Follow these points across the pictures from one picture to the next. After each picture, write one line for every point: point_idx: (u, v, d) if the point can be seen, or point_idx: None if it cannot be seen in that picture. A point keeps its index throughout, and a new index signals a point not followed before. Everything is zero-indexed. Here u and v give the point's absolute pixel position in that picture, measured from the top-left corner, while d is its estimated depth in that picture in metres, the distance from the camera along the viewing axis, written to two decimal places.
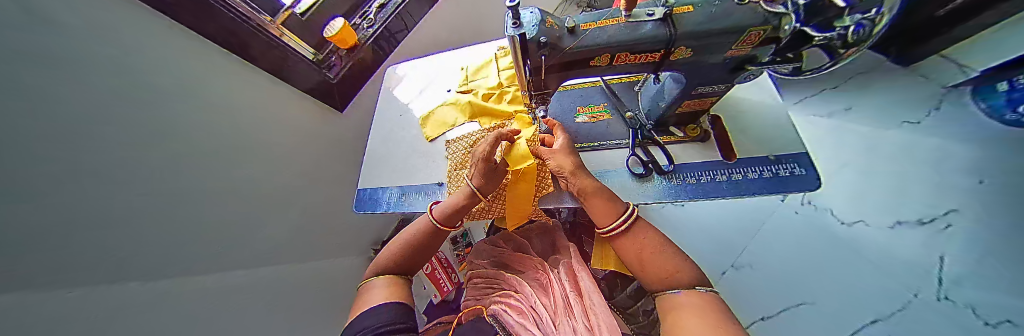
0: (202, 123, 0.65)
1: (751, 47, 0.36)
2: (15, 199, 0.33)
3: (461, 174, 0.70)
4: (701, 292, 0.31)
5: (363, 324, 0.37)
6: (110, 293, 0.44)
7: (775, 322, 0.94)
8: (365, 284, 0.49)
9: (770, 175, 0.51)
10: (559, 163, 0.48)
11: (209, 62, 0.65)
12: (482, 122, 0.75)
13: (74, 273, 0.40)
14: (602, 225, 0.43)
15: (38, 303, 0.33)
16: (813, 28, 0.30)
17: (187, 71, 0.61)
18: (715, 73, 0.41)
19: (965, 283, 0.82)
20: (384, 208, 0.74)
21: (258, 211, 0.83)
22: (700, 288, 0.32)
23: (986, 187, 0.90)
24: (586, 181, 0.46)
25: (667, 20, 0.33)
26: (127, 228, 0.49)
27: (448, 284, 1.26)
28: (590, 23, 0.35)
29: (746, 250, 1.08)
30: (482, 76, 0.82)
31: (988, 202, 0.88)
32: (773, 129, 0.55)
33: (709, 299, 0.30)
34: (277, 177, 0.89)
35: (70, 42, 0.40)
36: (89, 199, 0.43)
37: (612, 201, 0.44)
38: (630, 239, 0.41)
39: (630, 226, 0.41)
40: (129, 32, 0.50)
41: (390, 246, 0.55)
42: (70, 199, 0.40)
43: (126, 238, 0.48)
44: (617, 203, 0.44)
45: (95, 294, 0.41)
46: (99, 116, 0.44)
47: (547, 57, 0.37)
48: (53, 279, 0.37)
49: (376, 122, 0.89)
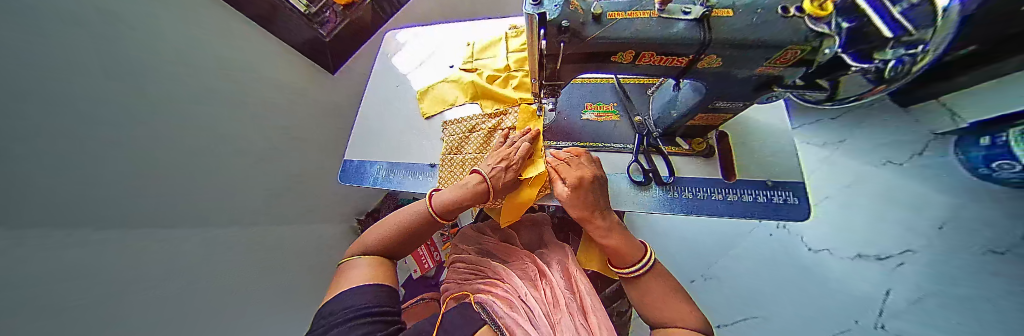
0: (211, 85, 0.63)
1: (783, 67, 0.33)
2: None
3: (453, 158, 0.66)
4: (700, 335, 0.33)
5: (341, 304, 0.36)
6: (87, 242, 0.42)
7: (729, 329, 1.02)
8: (345, 262, 0.48)
9: (764, 200, 0.51)
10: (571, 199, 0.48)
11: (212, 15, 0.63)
12: (482, 105, 0.72)
13: (50, 219, 0.38)
14: (618, 264, 0.43)
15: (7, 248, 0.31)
16: (850, 55, 0.29)
17: (182, 25, 0.57)
18: (738, 89, 0.39)
19: (902, 315, 0.90)
20: (370, 182, 0.71)
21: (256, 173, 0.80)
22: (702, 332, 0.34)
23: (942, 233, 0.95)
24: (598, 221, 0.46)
25: (703, 22, 0.30)
26: (113, 178, 0.46)
27: (430, 263, 1.27)
28: (619, 12, 0.31)
29: (718, 262, 1.13)
30: (489, 55, 0.77)
31: (940, 245, 0.94)
32: (777, 154, 0.55)
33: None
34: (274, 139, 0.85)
35: None
36: (76, 142, 0.40)
37: (631, 245, 0.44)
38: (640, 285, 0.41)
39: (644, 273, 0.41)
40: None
41: (379, 226, 0.52)
42: (58, 141, 0.38)
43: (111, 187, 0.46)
44: (635, 247, 0.44)
45: (67, 243, 0.39)
46: (81, 55, 0.40)
47: (565, 45, 0.33)
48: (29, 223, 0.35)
49: (371, 90, 0.83)
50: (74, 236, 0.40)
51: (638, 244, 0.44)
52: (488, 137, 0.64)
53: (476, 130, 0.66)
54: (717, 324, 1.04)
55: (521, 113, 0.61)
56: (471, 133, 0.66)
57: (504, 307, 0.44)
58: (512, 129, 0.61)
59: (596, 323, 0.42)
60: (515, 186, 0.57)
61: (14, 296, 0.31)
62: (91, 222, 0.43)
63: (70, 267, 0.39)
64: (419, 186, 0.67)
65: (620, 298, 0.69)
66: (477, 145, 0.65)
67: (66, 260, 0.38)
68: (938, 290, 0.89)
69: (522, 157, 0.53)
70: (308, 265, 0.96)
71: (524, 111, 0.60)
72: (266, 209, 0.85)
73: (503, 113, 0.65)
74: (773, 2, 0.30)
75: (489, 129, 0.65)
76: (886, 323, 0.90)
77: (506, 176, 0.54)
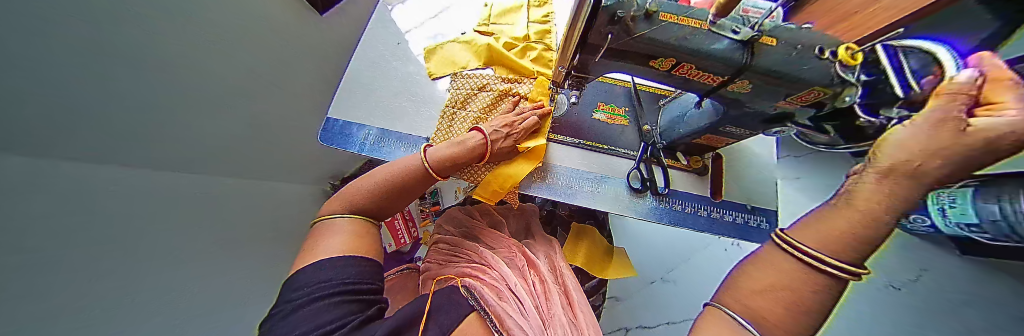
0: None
1: (800, 105, 0.35)
2: None
3: (456, 113, 0.64)
4: None
5: (309, 276, 0.34)
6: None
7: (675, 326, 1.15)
8: (322, 220, 0.44)
9: (740, 221, 0.56)
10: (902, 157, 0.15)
11: None
12: (497, 71, 0.66)
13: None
14: (812, 241, 0.18)
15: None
16: (863, 109, 0.31)
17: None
18: (750, 118, 0.40)
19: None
20: (356, 148, 0.64)
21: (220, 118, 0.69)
22: None
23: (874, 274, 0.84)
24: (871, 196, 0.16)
25: (749, 46, 0.30)
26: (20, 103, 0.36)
27: (406, 238, 1.24)
28: (671, 15, 0.30)
29: (677, 268, 1.23)
30: (507, 22, 0.71)
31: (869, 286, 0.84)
32: (760, 182, 0.59)
33: None
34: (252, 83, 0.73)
35: None
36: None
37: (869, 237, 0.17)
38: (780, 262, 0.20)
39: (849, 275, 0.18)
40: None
41: (361, 183, 0.48)
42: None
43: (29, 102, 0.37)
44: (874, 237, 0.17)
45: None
46: None
47: (612, 38, 0.31)
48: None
49: (371, 30, 0.74)
50: None
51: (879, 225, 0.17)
52: (498, 99, 0.63)
53: (486, 89, 0.64)
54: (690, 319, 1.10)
55: (535, 84, 0.60)
56: (481, 91, 0.64)
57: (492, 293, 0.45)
58: (523, 98, 0.60)
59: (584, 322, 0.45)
60: (513, 155, 0.57)
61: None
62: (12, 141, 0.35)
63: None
64: None
65: (595, 293, 0.75)
66: (482, 105, 0.63)
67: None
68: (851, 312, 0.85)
69: (524, 128, 0.54)
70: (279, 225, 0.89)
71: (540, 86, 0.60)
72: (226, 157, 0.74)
73: (517, 80, 0.63)
74: (812, 42, 0.30)
75: (501, 92, 0.63)
76: None
77: (502, 143, 0.53)
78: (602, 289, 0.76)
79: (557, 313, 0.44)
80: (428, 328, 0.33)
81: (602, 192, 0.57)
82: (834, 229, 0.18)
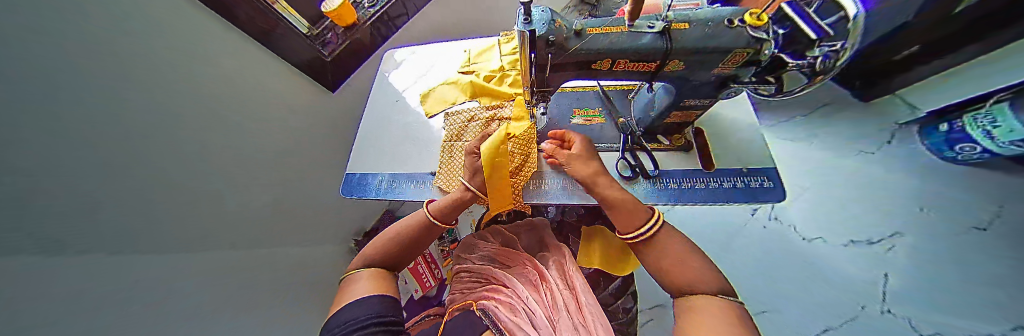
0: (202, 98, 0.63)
1: (735, 67, 0.39)
2: (15, 148, 0.31)
3: (454, 145, 0.73)
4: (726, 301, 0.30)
5: (342, 318, 0.38)
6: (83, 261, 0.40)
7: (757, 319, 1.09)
8: (349, 275, 0.49)
9: (744, 186, 0.56)
10: (581, 170, 0.53)
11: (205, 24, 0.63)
12: (481, 102, 0.76)
13: (70, 235, 0.39)
14: (626, 231, 0.44)
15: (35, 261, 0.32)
16: (788, 54, 0.35)
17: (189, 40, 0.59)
18: (701, 89, 0.45)
19: (912, 300, 0.95)
20: (373, 195, 0.72)
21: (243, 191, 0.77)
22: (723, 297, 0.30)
23: (981, 233, 0.92)
24: (613, 193, 0.48)
25: (666, 33, 0.36)
26: (114, 200, 0.45)
27: (431, 280, 1.26)
28: (596, 28, 0.37)
29: (718, 259, 1.21)
30: (484, 60, 0.84)
31: (955, 239, 0.95)
32: (749, 146, 0.61)
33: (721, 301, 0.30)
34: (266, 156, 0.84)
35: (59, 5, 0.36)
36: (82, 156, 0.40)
37: (635, 209, 0.45)
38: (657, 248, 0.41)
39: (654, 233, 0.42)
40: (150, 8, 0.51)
41: (376, 242, 0.54)
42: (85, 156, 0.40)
43: (116, 204, 0.46)
44: (640, 211, 0.44)
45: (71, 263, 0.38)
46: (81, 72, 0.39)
47: (554, 56, 0.38)
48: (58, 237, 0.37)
49: (374, 94, 0.90)
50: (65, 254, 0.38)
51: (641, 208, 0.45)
52: (486, 124, 0.71)
53: (475, 120, 0.73)
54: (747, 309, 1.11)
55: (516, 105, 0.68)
56: (471, 122, 0.73)
57: (507, 311, 0.46)
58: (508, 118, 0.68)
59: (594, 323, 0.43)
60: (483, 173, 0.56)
61: (39, 308, 0.32)
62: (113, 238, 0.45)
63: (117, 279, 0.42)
64: (421, 192, 0.70)
65: (624, 294, 0.71)
66: (475, 132, 0.72)
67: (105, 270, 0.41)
68: (933, 263, 0.96)
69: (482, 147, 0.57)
70: (298, 286, 0.95)
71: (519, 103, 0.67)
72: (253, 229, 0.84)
73: (499, 105, 0.72)
74: (719, 16, 0.36)
75: (487, 119, 0.72)
76: (892, 308, 0.97)
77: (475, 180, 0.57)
78: (629, 287, 0.72)
79: (563, 320, 0.43)
80: None
81: None
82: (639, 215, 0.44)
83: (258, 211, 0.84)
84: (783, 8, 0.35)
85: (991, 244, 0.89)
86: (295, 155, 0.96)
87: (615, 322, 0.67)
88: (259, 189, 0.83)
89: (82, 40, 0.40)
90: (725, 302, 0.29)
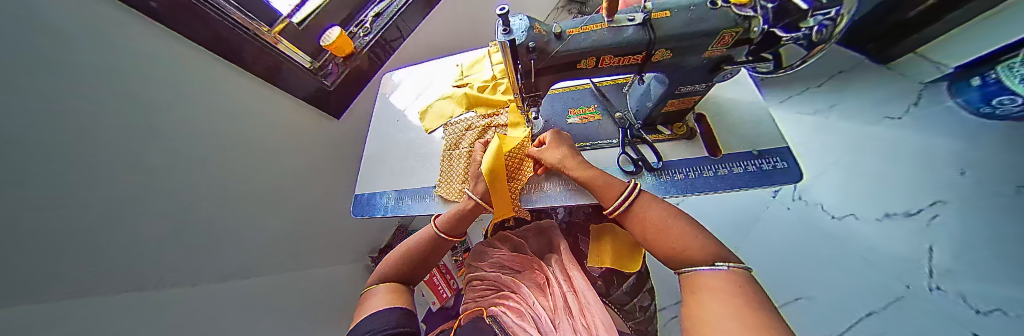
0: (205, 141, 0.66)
1: (727, 48, 0.38)
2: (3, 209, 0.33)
3: (454, 153, 0.74)
4: (723, 268, 0.28)
5: (365, 328, 0.39)
6: (79, 315, 0.41)
7: (788, 311, 1.01)
8: (367, 290, 0.50)
9: (754, 169, 0.53)
10: (555, 157, 0.55)
11: (212, 69, 0.66)
12: (477, 111, 0.77)
13: (59, 289, 0.40)
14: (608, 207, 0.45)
15: (30, 323, 0.34)
16: (781, 28, 0.33)
17: (200, 88, 0.63)
18: (695, 74, 0.44)
19: (958, 273, 0.89)
20: (381, 212, 0.74)
21: (249, 223, 0.81)
22: (721, 265, 0.29)
23: (967, 178, 0.98)
24: (585, 171, 0.51)
25: (647, 24, 0.35)
26: (104, 245, 0.47)
27: (447, 291, 1.27)
28: (575, 29, 0.37)
29: (742, 245, 1.16)
30: (476, 71, 0.86)
31: (979, 194, 0.95)
32: (758, 126, 0.58)
33: (730, 277, 0.27)
34: (270, 187, 0.88)
35: (70, 74, 0.40)
36: (81, 208, 0.43)
37: (611, 183, 0.47)
38: (637, 218, 0.41)
39: (632, 204, 0.43)
40: (161, 76, 0.55)
41: (394, 254, 0.56)
42: (77, 213, 0.42)
43: (103, 249, 0.47)
44: (616, 184, 0.47)
45: (69, 316, 0.39)
46: (81, 132, 0.42)
47: (536, 60, 0.39)
48: (41, 297, 0.38)
49: (376, 116, 0.93)
50: (58, 310, 0.38)
51: (617, 182, 0.47)
52: (483, 132, 0.71)
53: (471, 128, 0.74)
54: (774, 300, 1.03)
55: (510, 113, 0.70)
56: (468, 131, 0.74)
57: (515, 317, 0.47)
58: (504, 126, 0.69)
59: (596, 323, 0.40)
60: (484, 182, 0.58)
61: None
62: (99, 290, 0.46)
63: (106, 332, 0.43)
64: (428, 207, 0.71)
65: (639, 292, 0.68)
66: (471, 139, 0.72)
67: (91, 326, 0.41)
68: (984, 231, 0.90)
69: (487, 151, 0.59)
70: (315, 309, 0.98)
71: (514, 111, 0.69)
72: (268, 259, 0.87)
73: (495, 113, 0.73)
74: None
75: (483, 126, 0.72)
76: (940, 284, 0.90)
77: (479, 186, 0.59)
78: (645, 284, 0.70)
79: (561, 326, 0.42)
80: None
81: None
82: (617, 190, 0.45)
83: (262, 240, 0.86)
84: None
85: (1006, 199, 0.90)
86: (300, 183, 1.00)
87: (633, 322, 0.65)
88: (263, 218, 0.86)
89: (83, 104, 0.42)
90: (734, 278, 0.27)
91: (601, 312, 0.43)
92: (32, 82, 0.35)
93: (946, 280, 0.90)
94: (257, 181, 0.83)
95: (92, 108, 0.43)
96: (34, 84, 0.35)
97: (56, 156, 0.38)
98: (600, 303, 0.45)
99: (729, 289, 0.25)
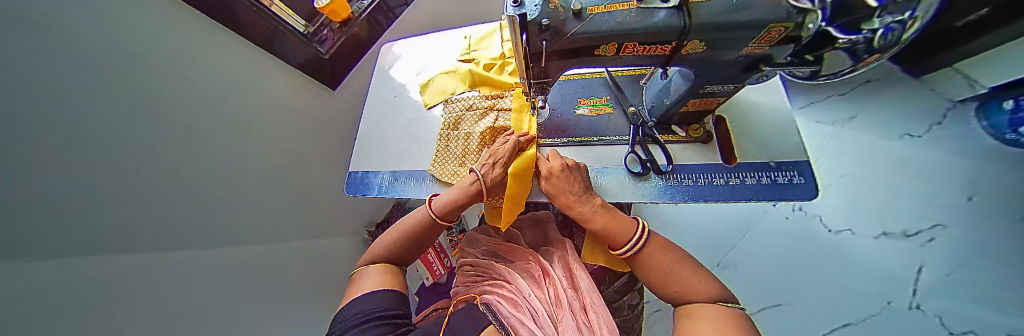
0: (207, 107, 0.63)
1: (769, 46, 0.33)
2: (10, 166, 0.32)
3: (451, 133, 0.70)
4: (730, 310, 0.30)
5: (352, 310, 0.38)
6: (89, 278, 0.41)
7: (763, 315, 1.04)
8: (357, 272, 0.49)
9: (768, 182, 0.50)
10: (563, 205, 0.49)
11: (190, 28, 0.60)
12: (481, 91, 0.72)
13: (69, 249, 0.40)
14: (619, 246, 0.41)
15: (27, 284, 0.33)
16: (838, 28, 0.28)
17: (185, 51, 0.58)
18: (726, 72, 0.39)
19: (939, 292, 0.91)
20: (374, 193, 0.72)
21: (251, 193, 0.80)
22: (726, 304, 0.31)
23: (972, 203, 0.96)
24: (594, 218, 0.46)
25: (683, 8, 0.30)
26: (116, 206, 0.47)
27: (440, 268, 1.29)
28: (598, 7, 0.32)
29: (736, 250, 1.16)
30: (485, 46, 0.79)
31: (979, 221, 0.93)
32: (781, 134, 0.54)
33: (740, 319, 0.28)
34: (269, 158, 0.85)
35: (50, 26, 0.36)
36: (88, 170, 0.42)
37: (623, 222, 0.43)
38: (650, 254, 0.39)
39: (646, 244, 0.40)
40: (142, 31, 0.50)
41: (384, 237, 0.54)
42: (79, 187, 0.41)
43: (112, 212, 0.46)
44: (629, 223, 0.43)
45: (73, 277, 0.39)
46: (79, 93, 0.40)
47: (548, 42, 0.34)
48: (57, 254, 0.38)
49: (372, 90, 0.88)
50: (64, 269, 0.38)
51: (628, 219, 0.44)
52: (484, 114, 0.68)
53: (473, 108, 0.70)
54: (744, 308, 1.06)
55: (515, 96, 0.66)
56: (469, 111, 0.70)
57: (511, 308, 0.46)
58: (508, 109, 0.66)
59: (597, 320, 0.41)
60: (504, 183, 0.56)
61: (37, 309, 0.33)
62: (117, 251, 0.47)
63: (113, 298, 0.43)
64: (421, 191, 0.68)
65: (630, 290, 0.68)
66: (472, 120, 0.69)
67: (101, 289, 0.42)
68: (993, 256, 0.89)
69: (509, 150, 0.54)
70: (315, 278, 1.00)
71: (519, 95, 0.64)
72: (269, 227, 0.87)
73: (499, 95, 0.69)
74: None
75: (486, 108, 0.68)
76: (922, 303, 0.91)
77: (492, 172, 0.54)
78: (636, 284, 0.70)
79: (565, 320, 0.41)
80: None
81: (601, 184, 0.55)
82: (627, 229, 0.42)
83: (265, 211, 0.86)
84: None
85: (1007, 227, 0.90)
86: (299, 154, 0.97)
87: (619, 320, 0.65)
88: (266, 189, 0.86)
89: (75, 61, 0.39)
90: (728, 311, 0.29)
91: (601, 312, 0.42)
92: (11, 32, 0.32)
93: (931, 301, 0.91)
94: (258, 151, 0.80)
95: (83, 69, 0.40)
96: (18, 39, 0.32)
97: (56, 118, 0.37)
98: (603, 305, 0.44)
99: (720, 316, 0.28)
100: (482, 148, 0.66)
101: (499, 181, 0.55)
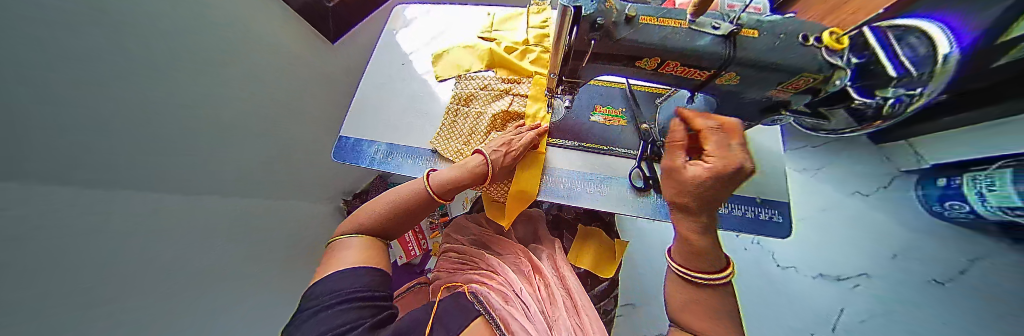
0: (191, 32, 0.56)
1: (794, 93, 0.35)
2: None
3: (460, 109, 0.67)
4: None
5: (324, 287, 0.36)
6: (49, 202, 0.36)
7: None
8: (337, 240, 0.47)
9: (752, 215, 0.54)
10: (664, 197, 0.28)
11: None
12: (498, 73, 0.69)
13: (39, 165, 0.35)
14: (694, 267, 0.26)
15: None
16: (857, 90, 0.30)
17: None
18: (744, 109, 0.41)
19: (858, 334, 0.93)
20: (366, 163, 0.68)
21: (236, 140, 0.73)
22: None
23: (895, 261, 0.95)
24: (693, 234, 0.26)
25: (730, 39, 0.31)
26: (89, 126, 0.41)
27: (416, 249, 1.26)
28: (650, 18, 0.32)
29: None
30: (508, 28, 0.76)
31: (894, 274, 0.93)
32: (772, 172, 0.59)
33: None
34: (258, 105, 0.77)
35: None
36: (68, 79, 0.37)
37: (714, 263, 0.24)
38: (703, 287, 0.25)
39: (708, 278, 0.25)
40: None
41: (369, 208, 0.51)
42: (58, 97, 0.36)
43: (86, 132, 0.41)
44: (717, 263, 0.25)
45: (34, 197, 0.34)
46: None
47: (596, 42, 0.33)
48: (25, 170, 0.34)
49: (379, 52, 0.81)
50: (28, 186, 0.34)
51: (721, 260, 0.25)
52: (498, 97, 0.66)
53: (488, 89, 0.67)
54: None
55: (533, 83, 0.64)
56: (483, 90, 0.68)
57: (499, 299, 0.46)
58: (525, 96, 0.64)
59: (589, 323, 0.43)
60: (514, 167, 0.57)
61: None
62: (84, 177, 0.42)
63: (57, 224, 0.37)
64: (419, 170, 0.66)
65: (607, 297, 0.72)
66: (485, 101, 0.67)
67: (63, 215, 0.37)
68: (895, 301, 0.90)
69: (525, 143, 0.55)
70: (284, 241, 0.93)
71: (537, 84, 0.64)
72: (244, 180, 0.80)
73: (517, 81, 0.66)
74: (796, 29, 0.31)
75: (501, 91, 0.66)
76: None
77: (504, 158, 0.54)
78: (613, 291, 0.73)
79: (561, 318, 0.43)
80: (433, 331, 0.35)
81: (603, 191, 0.57)
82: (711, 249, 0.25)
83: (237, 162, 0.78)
84: (865, 33, 0.30)
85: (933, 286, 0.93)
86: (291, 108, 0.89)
87: None
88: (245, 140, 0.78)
89: None
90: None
91: (589, 316, 0.45)
92: None
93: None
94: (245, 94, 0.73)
95: None
96: None
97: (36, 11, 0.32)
98: (597, 315, 0.47)
99: None
100: (491, 131, 0.64)
101: (506, 164, 0.55)
